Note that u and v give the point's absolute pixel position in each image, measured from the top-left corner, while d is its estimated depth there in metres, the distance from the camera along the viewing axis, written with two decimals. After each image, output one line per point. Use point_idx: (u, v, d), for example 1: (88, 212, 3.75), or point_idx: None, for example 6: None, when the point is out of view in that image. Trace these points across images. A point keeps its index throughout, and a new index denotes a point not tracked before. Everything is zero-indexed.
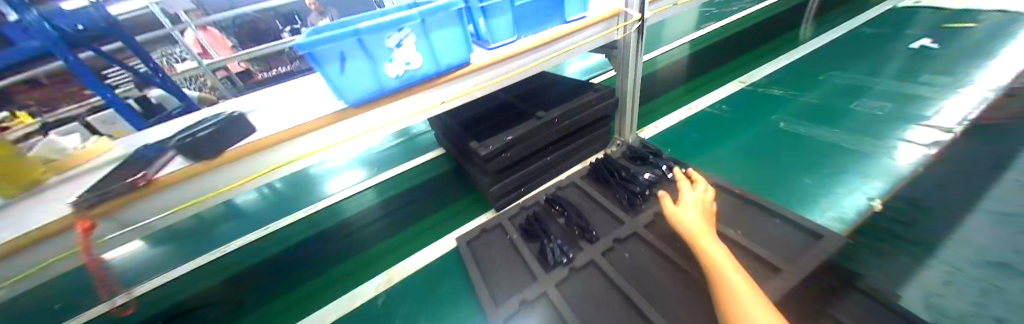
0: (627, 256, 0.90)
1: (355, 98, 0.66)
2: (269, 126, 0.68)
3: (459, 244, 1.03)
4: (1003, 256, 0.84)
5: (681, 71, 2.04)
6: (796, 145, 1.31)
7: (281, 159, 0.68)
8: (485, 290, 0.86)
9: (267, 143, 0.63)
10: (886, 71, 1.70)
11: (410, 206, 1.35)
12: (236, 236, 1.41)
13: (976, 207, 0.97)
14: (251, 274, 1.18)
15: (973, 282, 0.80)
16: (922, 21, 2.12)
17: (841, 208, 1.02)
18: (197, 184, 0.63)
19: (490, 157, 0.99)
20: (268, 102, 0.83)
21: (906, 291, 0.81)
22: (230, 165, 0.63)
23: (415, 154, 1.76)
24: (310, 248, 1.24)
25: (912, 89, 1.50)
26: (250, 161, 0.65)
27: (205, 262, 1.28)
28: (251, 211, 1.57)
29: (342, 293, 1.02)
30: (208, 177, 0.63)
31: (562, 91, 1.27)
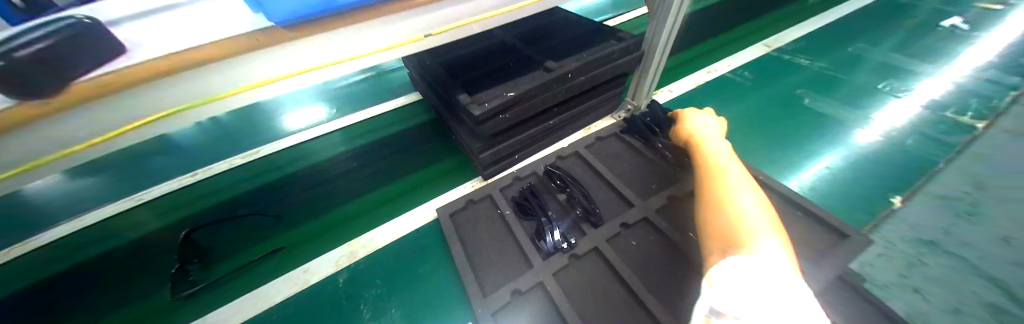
0: (635, 245, 0.76)
1: (285, 13, 0.43)
2: (158, 49, 0.42)
3: (439, 215, 0.88)
4: None
5: (696, 27, 1.81)
6: (820, 122, 1.16)
7: (195, 98, 0.43)
8: (471, 280, 0.73)
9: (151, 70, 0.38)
10: (917, 46, 1.51)
11: (379, 163, 1.13)
12: (157, 180, 1.15)
13: (938, 189, 0.92)
14: (177, 231, 0.96)
15: (910, 259, 0.79)
16: None
17: (870, 201, 0.90)
18: (38, 134, 0.37)
19: (485, 117, 0.80)
20: (156, 9, 0.53)
21: (908, 289, 0.75)
22: (88, 106, 0.37)
23: (385, 97, 1.47)
24: (252, 205, 1.02)
25: (938, 70, 1.34)
26: (130, 100, 0.39)
27: (115, 213, 1.03)
28: (183, 149, 1.30)
29: (293, 265, 0.85)
30: (55, 125, 0.37)
31: (574, 35, 1.03)
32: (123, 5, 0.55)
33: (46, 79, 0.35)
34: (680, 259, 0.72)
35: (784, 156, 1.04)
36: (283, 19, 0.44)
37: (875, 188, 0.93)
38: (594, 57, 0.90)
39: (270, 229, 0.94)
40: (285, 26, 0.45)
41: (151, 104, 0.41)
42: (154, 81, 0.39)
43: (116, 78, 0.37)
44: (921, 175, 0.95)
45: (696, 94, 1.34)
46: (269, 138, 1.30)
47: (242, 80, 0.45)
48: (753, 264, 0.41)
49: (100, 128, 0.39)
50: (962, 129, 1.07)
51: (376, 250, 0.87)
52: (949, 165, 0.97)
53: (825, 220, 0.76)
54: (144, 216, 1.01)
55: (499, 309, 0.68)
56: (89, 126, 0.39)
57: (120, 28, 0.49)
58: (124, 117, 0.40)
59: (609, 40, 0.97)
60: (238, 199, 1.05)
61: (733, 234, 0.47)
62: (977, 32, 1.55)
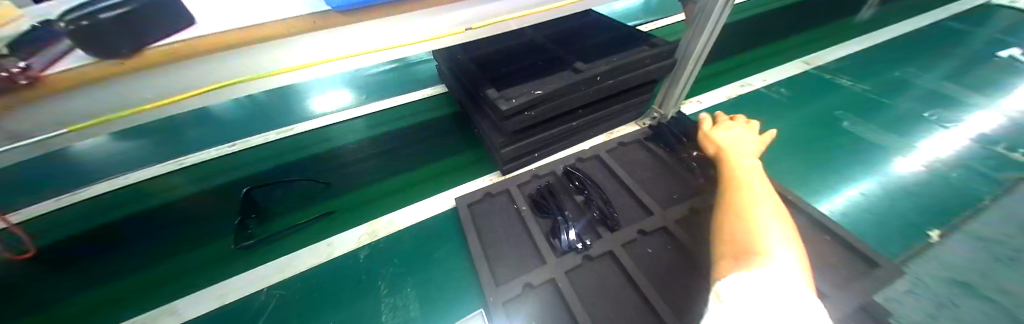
0: (650, 253, 0.76)
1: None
2: (223, 23, 0.45)
3: (458, 204, 0.90)
4: (976, 277, 0.78)
5: (728, 40, 1.77)
6: (856, 146, 1.11)
7: (253, 70, 0.47)
8: (485, 268, 0.74)
9: (215, 43, 0.41)
10: (969, 75, 1.42)
11: (402, 150, 1.17)
12: (198, 148, 1.23)
13: (981, 226, 0.87)
14: (213, 196, 1.02)
15: (941, 297, 0.75)
16: (1014, 25, 1.79)
17: (905, 233, 0.85)
18: (119, 89, 0.41)
19: (511, 112, 0.82)
20: None
21: None
22: (162, 69, 0.42)
23: (412, 87, 1.52)
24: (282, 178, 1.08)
25: (992, 103, 1.26)
26: (198, 66, 0.43)
27: (159, 174, 1.11)
28: (222, 121, 1.38)
29: (316, 238, 0.89)
30: (133, 83, 0.41)
31: (606, 39, 1.03)
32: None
33: (123, 42, 0.38)
34: (696, 273, 0.71)
35: (814, 178, 1.01)
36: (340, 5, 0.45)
37: (913, 220, 0.88)
38: (625, 62, 0.90)
39: (297, 203, 0.99)
40: (342, 11, 0.46)
41: (213, 72, 0.44)
42: (216, 52, 0.42)
43: (184, 47, 0.40)
44: (963, 210, 0.89)
45: (725, 107, 1.31)
46: (301, 118, 1.36)
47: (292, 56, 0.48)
48: (763, 275, 0.39)
49: (171, 88, 0.44)
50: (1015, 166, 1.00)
51: (393, 231, 0.90)
52: (993, 203, 0.91)
53: (851, 246, 0.74)
54: (185, 180, 1.09)
55: (509, 299, 0.69)
56: (160, 87, 0.43)
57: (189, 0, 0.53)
58: (190, 82, 0.44)
59: (641, 45, 0.97)
60: (269, 171, 1.11)
61: (747, 243, 0.45)
62: None
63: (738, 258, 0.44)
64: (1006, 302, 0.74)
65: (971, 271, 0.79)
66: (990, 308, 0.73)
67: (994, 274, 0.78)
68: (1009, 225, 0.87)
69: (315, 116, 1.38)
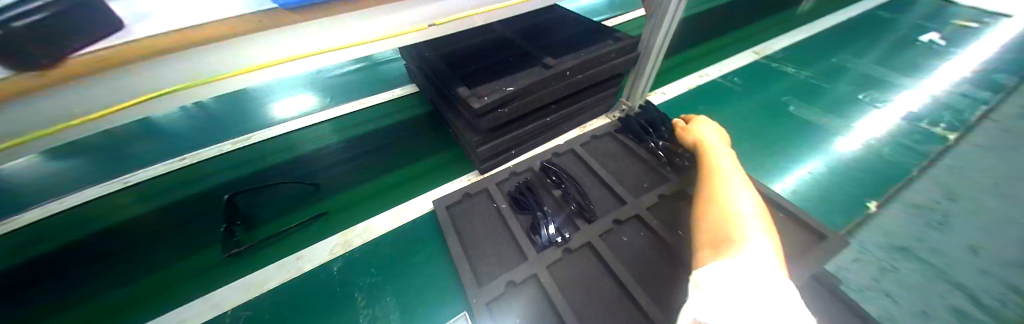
0: (626, 241, 0.79)
1: None
2: (158, 26, 0.40)
3: (435, 207, 0.88)
4: (907, 241, 0.88)
5: (689, 31, 1.85)
6: (807, 129, 1.20)
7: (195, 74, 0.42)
8: (467, 269, 0.74)
9: (157, 46, 0.37)
10: (897, 59, 1.58)
11: (372, 154, 1.13)
12: (142, 164, 1.12)
13: (909, 195, 0.97)
14: (165, 215, 0.94)
15: (878, 261, 0.84)
16: (932, 13, 2.00)
17: (851, 206, 0.94)
18: (33, 107, 0.35)
19: (484, 110, 0.81)
20: None
21: (877, 288, 0.79)
22: (81, 80, 0.36)
23: (380, 88, 1.46)
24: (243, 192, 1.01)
25: (916, 84, 1.40)
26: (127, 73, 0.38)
27: (99, 195, 1.00)
28: (169, 133, 1.26)
29: (286, 252, 0.85)
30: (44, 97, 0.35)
31: (574, 33, 1.04)
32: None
33: (39, 51, 0.33)
34: (670, 257, 0.75)
35: (772, 160, 1.08)
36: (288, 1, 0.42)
37: (856, 195, 0.97)
38: (592, 56, 0.92)
39: (263, 216, 0.93)
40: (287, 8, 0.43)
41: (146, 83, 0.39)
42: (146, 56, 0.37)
43: (112, 54, 0.36)
44: (896, 182, 1.00)
45: (688, 97, 1.38)
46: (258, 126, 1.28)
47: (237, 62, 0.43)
48: (740, 266, 0.43)
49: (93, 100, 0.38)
50: (935, 140, 1.13)
51: (370, 240, 0.87)
52: (918, 174, 1.03)
53: (803, 221, 0.80)
54: (128, 200, 0.99)
55: (493, 297, 0.70)
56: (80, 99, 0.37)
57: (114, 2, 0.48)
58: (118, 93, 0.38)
59: (607, 39, 0.99)
60: (228, 184, 1.04)
61: (726, 235, 0.50)
62: (953, 49, 1.63)
63: (719, 251, 0.48)
64: (931, 261, 0.84)
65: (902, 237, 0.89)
66: (918, 268, 0.83)
67: (921, 237, 0.88)
68: (931, 193, 0.98)
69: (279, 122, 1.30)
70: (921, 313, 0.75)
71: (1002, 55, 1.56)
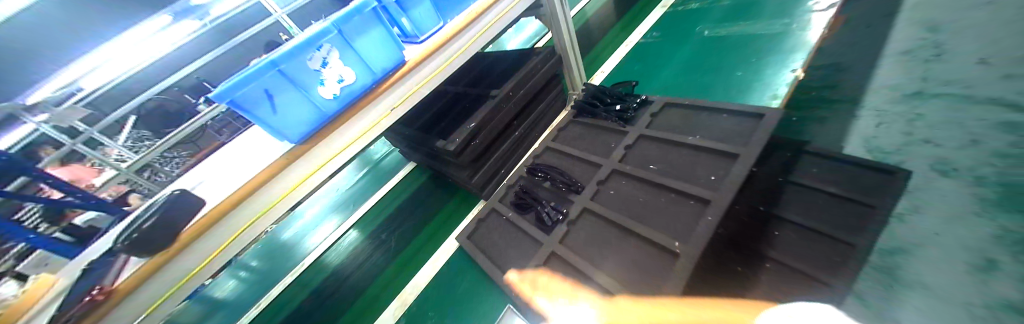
0: (614, 192, 0.94)
1: (297, 134, 0.67)
2: (221, 191, 0.67)
3: (459, 241, 1.04)
4: (834, 98, 1.07)
5: (606, 21, 2.17)
6: (724, 46, 1.51)
7: (253, 211, 0.68)
8: (500, 274, 0.88)
9: (244, 191, 0.64)
10: None
11: (397, 231, 1.34)
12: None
13: (822, 69, 1.19)
14: None
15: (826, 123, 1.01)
16: None
17: (780, 87, 1.19)
18: (202, 248, 0.63)
19: (459, 148, 1.01)
20: (215, 166, 0.79)
21: (850, 144, 0.93)
22: (199, 242, 0.62)
23: (388, 177, 1.73)
24: (318, 300, 1.24)
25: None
26: (223, 224, 0.64)
27: None
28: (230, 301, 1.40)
29: None
30: (190, 254, 0.62)
31: (505, 65, 1.28)
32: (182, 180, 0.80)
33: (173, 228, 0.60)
34: (656, 188, 0.89)
35: (711, 80, 1.37)
36: (297, 138, 0.68)
37: (777, 78, 1.24)
38: (523, 73, 1.14)
39: (341, 309, 1.15)
40: (299, 142, 0.69)
41: (237, 219, 0.66)
42: (235, 205, 0.64)
43: (203, 221, 0.61)
44: (801, 54, 1.29)
45: (628, 61, 1.69)
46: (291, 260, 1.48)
47: (286, 185, 0.70)
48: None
49: (204, 253, 0.64)
50: (824, 23, 1.37)
51: (419, 293, 1.02)
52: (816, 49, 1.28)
53: (744, 111, 0.93)
54: None
55: (528, 286, 0.82)
56: (201, 251, 0.63)
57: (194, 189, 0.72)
58: (217, 239, 0.64)
59: (532, 56, 1.23)
60: (303, 304, 1.25)
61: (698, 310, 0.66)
62: None
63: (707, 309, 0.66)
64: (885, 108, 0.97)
65: (834, 102, 1.06)
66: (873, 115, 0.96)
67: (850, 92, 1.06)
68: (836, 59, 1.20)
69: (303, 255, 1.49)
70: (925, 142, 0.83)
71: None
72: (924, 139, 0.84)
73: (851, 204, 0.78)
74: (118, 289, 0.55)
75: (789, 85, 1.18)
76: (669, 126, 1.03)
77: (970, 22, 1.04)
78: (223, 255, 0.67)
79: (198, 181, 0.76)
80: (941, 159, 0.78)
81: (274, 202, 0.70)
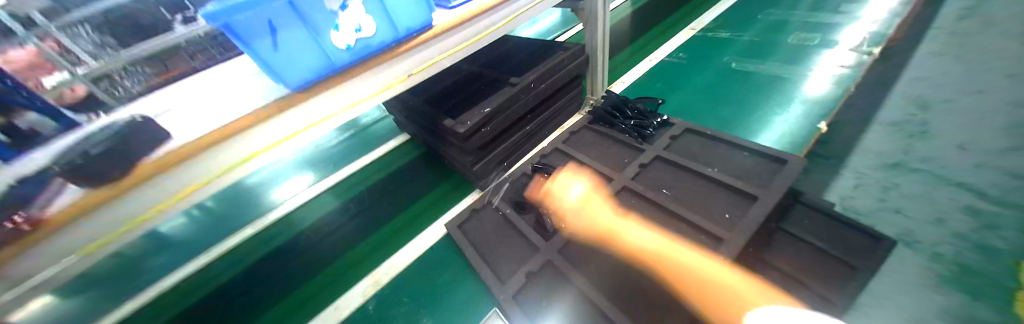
0: (621, 210, 0.90)
1: (297, 81, 0.57)
2: (193, 127, 0.57)
3: (448, 229, 0.97)
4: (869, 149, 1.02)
5: (630, 31, 2.13)
6: (748, 81, 1.48)
7: (231, 158, 0.56)
8: (489, 273, 0.82)
9: (225, 132, 0.53)
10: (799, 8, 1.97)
11: (382, 203, 1.25)
12: (173, 267, 1.22)
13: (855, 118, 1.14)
14: (219, 294, 1.08)
15: (856, 177, 0.97)
16: None
17: (803, 137, 1.16)
18: (166, 186, 0.51)
19: (468, 133, 0.93)
20: (188, 96, 0.68)
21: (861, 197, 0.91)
22: (167, 176, 0.51)
23: (378, 143, 1.63)
24: (284, 257, 1.14)
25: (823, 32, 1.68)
26: (195, 164, 0.53)
27: (154, 296, 1.13)
28: (184, 241, 1.33)
29: (333, 300, 0.95)
30: (154, 187, 0.51)
31: (529, 54, 1.20)
32: (143, 103, 0.68)
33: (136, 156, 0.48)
34: (665, 216, 0.85)
35: (732, 115, 1.33)
36: (297, 85, 0.58)
37: (796, 125, 1.21)
38: (549, 67, 1.07)
39: (304, 273, 1.07)
40: (298, 90, 0.59)
41: (216, 162, 0.55)
42: (212, 146, 0.52)
43: (175, 155, 0.50)
44: (829, 104, 1.25)
45: (649, 76, 1.65)
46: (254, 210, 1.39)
47: (277, 136, 0.59)
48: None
49: (172, 191, 0.53)
50: (852, 75, 1.35)
51: (396, 275, 0.95)
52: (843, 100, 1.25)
53: (767, 154, 0.91)
54: (181, 293, 1.11)
55: (517, 292, 0.77)
56: (168, 188, 0.52)
57: (158, 118, 0.62)
58: (190, 178, 0.54)
59: (559, 50, 1.16)
60: (265, 259, 1.16)
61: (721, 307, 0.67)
62: None
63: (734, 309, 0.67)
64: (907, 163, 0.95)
65: (832, 155, 1.06)
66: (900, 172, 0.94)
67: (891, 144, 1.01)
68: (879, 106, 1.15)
69: (267, 211, 1.38)
70: (896, 211, 0.85)
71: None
72: (893, 208, 0.86)
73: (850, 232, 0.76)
74: (49, 221, 0.42)
75: (808, 135, 1.15)
76: (686, 154, 1.00)
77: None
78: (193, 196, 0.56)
79: (165, 109, 0.65)
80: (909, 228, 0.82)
81: (257, 152, 0.59)
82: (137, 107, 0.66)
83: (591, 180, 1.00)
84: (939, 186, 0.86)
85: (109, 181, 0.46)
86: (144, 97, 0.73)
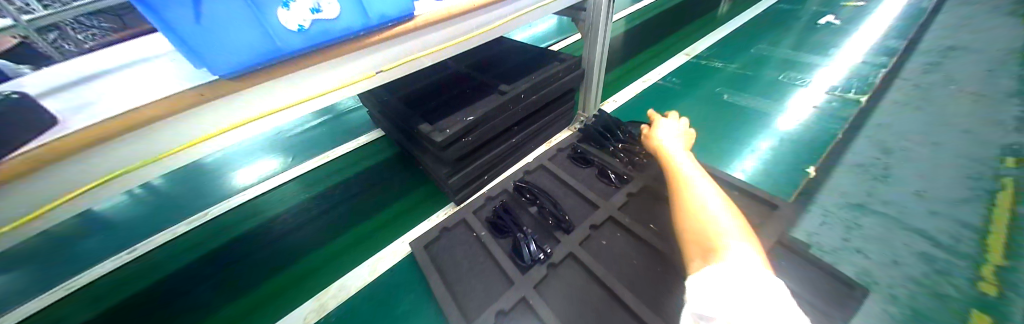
0: (605, 244, 0.82)
1: (229, 65, 0.44)
2: (96, 111, 0.43)
3: (413, 249, 0.86)
4: (856, 197, 1.01)
5: (625, 48, 2.12)
6: (741, 113, 1.45)
7: (144, 151, 0.44)
8: (452, 307, 0.71)
9: (130, 121, 0.40)
10: (791, 44, 2.01)
11: (348, 203, 1.13)
12: (96, 258, 1.06)
13: (843, 160, 1.14)
14: (144, 297, 0.93)
15: (839, 222, 0.96)
16: (812, 7, 2.49)
17: (796, 180, 1.10)
18: (40, 183, 0.38)
19: (447, 142, 0.83)
20: (110, 70, 0.56)
21: (852, 246, 0.89)
22: (45, 171, 0.38)
23: (352, 135, 1.50)
24: (228, 255, 1.01)
25: (814, 72, 1.68)
26: (85, 158, 0.40)
27: (64, 290, 0.96)
28: (118, 225, 1.19)
29: (278, 316, 0.83)
30: (29, 185, 0.37)
31: (522, 61, 1.12)
32: (52, 76, 0.57)
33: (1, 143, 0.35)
34: (652, 255, 0.78)
35: (724, 146, 1.28)
36: (228, 70, 0.45)
37: (785, 163, 1.17)
38: (543, 77, 0.99)
39: (246, 278, 0.93)
40: (230, 78, 0.46)
41: (121, 157, 0.42)
42: (113, 138, 0.40)
43: (58, 146, 0.36)
44: (822, 146, 1.21)
45: (641, 98, 1.61)
46: (201, 200, 1.24)
47: (205, 128, 0.47)
48: (728, 269, 0.44)
49: (59, 189, 0.40)
50: (843, 115, 1.35)
51: (347, 297, 0.84)
52: (839, 138, 1.23)
53: (759, 195, 0.88)
54: (101, 289, 0.96)
55: None
56: (52, 185, 0.39)
57: (57, 95, 0.50)
58: (85, 174, 0.40)
59: (555, 60, 1.08)
60: (205, 256, 1.02)
61: (702, 237, 0.51)
62: (833, 27, 2.11)
63: (703, 257, 0.49)
64: (889, 213, 0.96)
65: (819, 196, 1.04)
66: (880, 222, 0.94)
67: (874, 192, 1.02)
68: (867, 151, 1.16)
69: (218, 198, 1.25)
70: (856, 252, 0.88)
71: (869, 35, 1.94)
72: (855, 248, 0.89)
73: (832, 282, 0.74)
74: None
75: (799, 180, 1.10)
76: None
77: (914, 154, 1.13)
78: (98, 193, 0.43)
79: (75, 84, 0.53)
80: (874, 272, 0.84)
81: (181, 147, 0.46)
82: (46, 81, 0.55)
83: (685, 132, 0.84)
84: (893, 231, 0.91)
85: None
86: (59, 65, 0.62)
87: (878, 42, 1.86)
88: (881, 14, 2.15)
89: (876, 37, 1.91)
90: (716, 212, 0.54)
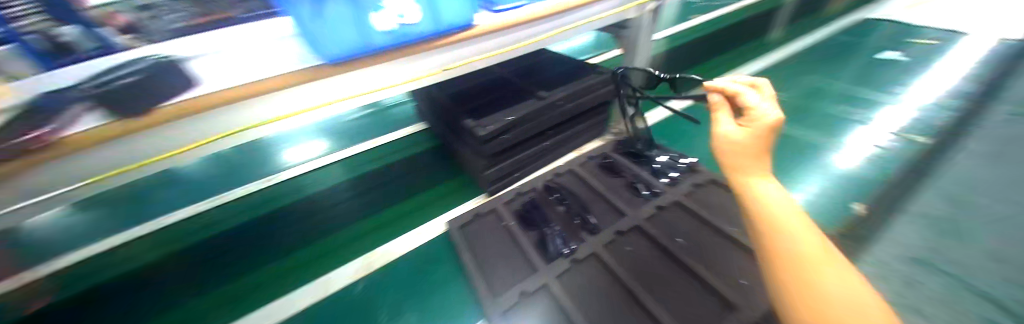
0: (629, 250, 0.86)
1: (334, 54, 0.56)
2: (222, 78, 0.52)
3: (449, 228, 0.95)
4: (916, 251, 0.96)
5: (667, 67, 2.12)
6: (788, 143, 1.40)
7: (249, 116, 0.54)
8: (481, 282, 0.79)
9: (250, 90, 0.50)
10: (848, 78, 1.91)
11: (390, 186, 1.25)
12: (171, 207, 1.22)
13: (903, 210, 1.09)
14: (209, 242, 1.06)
15: (896, 274, 0.91)
16: (875, 41, 2.36)
17: (839, 216, 1.05)
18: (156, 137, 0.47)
19: (487, 137, 0.92)
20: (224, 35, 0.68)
21: (905, 298, 0.85)
22: (177, 122, 0.47)
23: (397, 125, 1.64)
24: (282, 219, 1.13)
25: (876, 110, 1.58)
26: (205, 118, 0.49)
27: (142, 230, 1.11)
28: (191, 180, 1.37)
29: (320, 274, 0.93)
30: (164, 132, 0.47)
31: (561, 70, 1.19)
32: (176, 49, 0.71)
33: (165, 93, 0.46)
34: (674, 265, 0.81)
35: None
36: (332, 58, 0.56)
37: (830, 198, 1.12)
38: (580, 87, 1.05)
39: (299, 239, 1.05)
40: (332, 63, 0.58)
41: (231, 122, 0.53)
42: (236, 101, 0.50)
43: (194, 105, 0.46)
44: (874, 187, 1.15)
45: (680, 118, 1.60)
46: (268, 170, 1.40)
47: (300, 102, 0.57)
48: None
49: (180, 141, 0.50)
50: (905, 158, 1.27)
51: (389, 261, 0.94)
52: (894, 182, 1.17)
53: None
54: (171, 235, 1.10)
55: (507, 309, 0.73)
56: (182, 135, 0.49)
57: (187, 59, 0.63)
58: (202, 132, 0.51)
59: (593, 72, 1.14)
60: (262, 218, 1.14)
61: None
62: (898, 64, 1.99)
63: None
64: (954, 274, 0.90)
65: (868, 238, 1.00)
66: (945, 283, 0.89)
67: (938, 250, 0.96)
68: (927, 204, 1.10)
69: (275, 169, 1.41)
70: (912, 309, 0.83)
71: (943, 77, 1.81)
72: (911, 304, 0.84)
73: None
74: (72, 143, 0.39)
75: (843, 216, 1.05)
76: (701, 203, 0.98)
77: (982, 214, 1.07)
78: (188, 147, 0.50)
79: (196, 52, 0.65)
80: None
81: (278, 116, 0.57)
82: None
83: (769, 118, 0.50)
84: (960, 294, 0.86)
85: (133, 113, 0.43)
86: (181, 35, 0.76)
87: (951, 85, 1.74)
88: (957, 55, 2.01)
89: (949, 79, 1.78)
90: (848, 295, 0.37)
